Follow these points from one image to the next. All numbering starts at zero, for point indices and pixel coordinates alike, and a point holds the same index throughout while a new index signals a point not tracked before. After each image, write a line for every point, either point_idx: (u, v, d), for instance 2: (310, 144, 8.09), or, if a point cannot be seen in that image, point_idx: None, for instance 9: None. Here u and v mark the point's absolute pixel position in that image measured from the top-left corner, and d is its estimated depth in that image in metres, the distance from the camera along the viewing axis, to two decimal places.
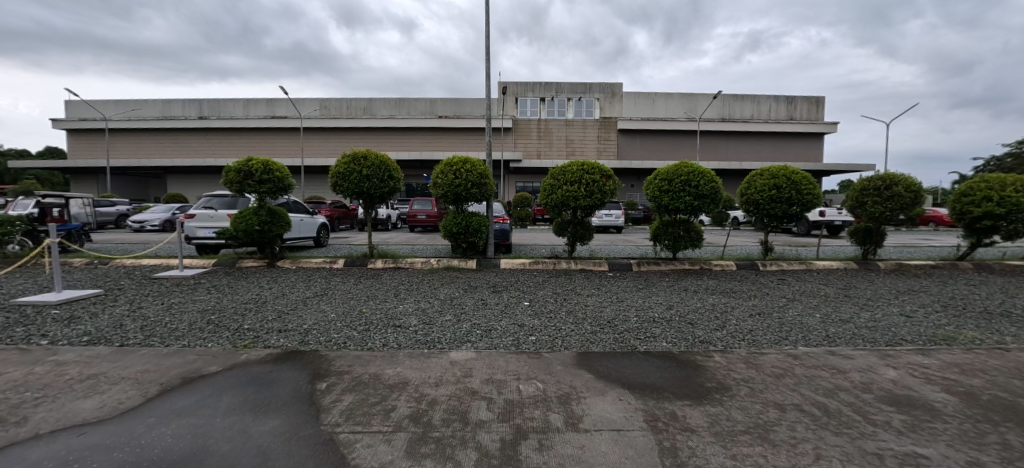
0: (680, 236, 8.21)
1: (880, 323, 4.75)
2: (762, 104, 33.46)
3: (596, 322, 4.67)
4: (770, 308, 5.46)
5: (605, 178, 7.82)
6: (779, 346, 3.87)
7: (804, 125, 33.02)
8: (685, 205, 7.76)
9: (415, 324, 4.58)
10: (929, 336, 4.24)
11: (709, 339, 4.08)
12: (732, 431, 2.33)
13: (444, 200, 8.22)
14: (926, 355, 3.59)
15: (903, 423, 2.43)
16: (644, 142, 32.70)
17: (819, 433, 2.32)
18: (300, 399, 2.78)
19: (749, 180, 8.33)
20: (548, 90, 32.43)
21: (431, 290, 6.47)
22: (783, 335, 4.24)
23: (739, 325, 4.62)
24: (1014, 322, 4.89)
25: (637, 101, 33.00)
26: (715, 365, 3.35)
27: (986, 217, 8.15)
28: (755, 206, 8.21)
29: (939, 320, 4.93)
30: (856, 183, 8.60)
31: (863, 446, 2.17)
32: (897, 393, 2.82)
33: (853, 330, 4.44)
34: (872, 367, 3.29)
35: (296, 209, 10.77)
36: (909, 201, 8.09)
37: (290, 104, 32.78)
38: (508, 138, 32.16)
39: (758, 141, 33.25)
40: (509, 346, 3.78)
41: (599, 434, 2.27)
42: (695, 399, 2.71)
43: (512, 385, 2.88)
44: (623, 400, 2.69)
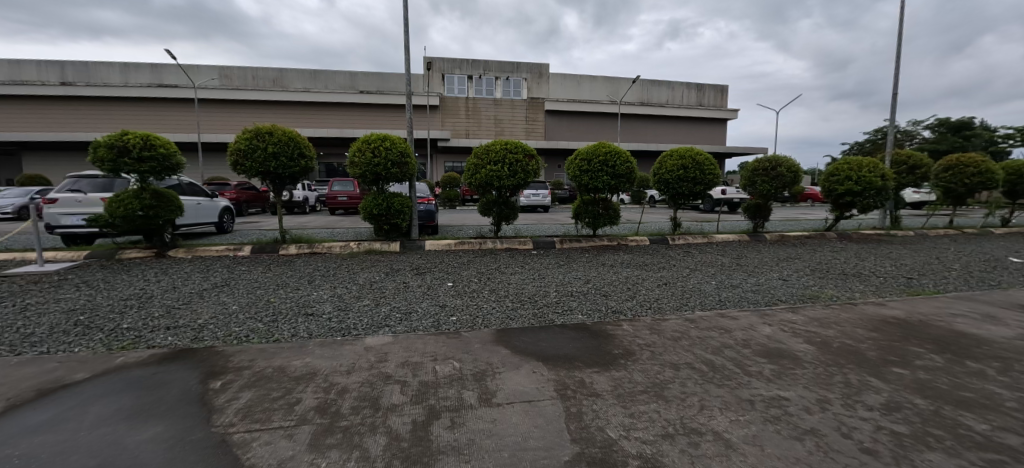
0: (599, 214, 8.60)
1: (761, 287, 5.43)
2: (677, 90, 35.83)
3: (518, 298, 4.80)
4: (675, 278, 5.98)
5: (527, 157, 7.88)
6: (679, 312, 4.27)
7: (711, 111, 35.97)
8: (603, 184, 8.13)
9: (330, 311, 4.35)
10: (798, 296, 4.94)
11: (620, 309, 4.40)
12: (633, 391, 2.53)
13: (363, 181, 7.80)
14: (795, 312, 4.17)
15: (772, 371, 2.81)
16: (570, 124, 33.61)
17: (705, 386, 2.59)
18: (190, 401, 2.52)
19: (660, 160, 8.93)
20: (476, 68, 31.82)
21: (349, 275, 6.15)
22: (684, 302, 4.68)
23: (647, 294, 5.03)
24: (861, 281, 5.86)
25: (563, 82, 33.62)
26: (623, 332, 3.61)
27: (847, 194, 9.59)
28: (665, 185, 8.86)
29: (808, 282, 5.75)
30: (750, 163, 9.63)
31: (739, 395, 2.48)
32: (770, 347, 3.25)
33: (741, 294, 5.04)
34: (752, 326, 3.75)
35: (192, 191, 9.59)
36: (790, 180, 9.23)
37: (181, 72, 28.69)
38: (436, 116, 31.20)
39: (673, 125, 35.68)
40: (428, 328, 3.75)
41: (511, 407, 2.34)
42: (603, 366, 2.90)
43: (428, 367, 2.86)
44: (537, 372, 2.79)
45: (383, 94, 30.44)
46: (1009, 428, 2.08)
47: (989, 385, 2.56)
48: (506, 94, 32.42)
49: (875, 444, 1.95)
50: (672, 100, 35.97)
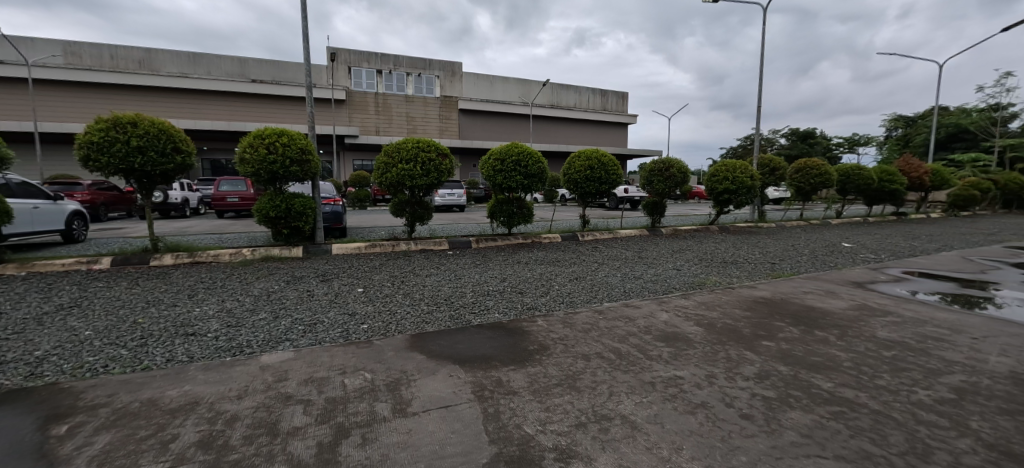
0: (513, 213, 8.75)
1: (659, 277, 5.97)
2: (583, 94, 37.93)
3: (433, 301, 4.68)
4: (585, 272, 6.32)
5: (441, 156, 7.73)
6: (588, 305, 4.52)
7: (614, 116, 38.73)
8: (516, 183, 8.30)
9: (217, 328, 3.83)
10: (689, 284, 5.52)
11: (534, 305, 4.51)
12: (548, 386, 2.60)
13: (256, 180, 7.01)
14: (687, 298, 4.65)
15: (669, 354, 3.09)
16: (484, 123, 33.82)
17: (613, 373, 2.76)
18: (21, 455, 2.03)
19: (569, 161, 9.37)
20: (385, 62, 30.46)
21: (242, 285, 5.49)
22: (592, 294, 4.96)
23: (560, 289, 5.24)
24: (737, 268, 6.74)
25: (477, 82, 33.70)
26: (538, 328, 3.71)
27: (725, 192, 10.98)
28: (574, 185, 9.31)
29: (696, 271, 6.46)
30: (647, 165, 10.55)
31: (643, 378, 2.68)
32: (667, 331, 3.57)
33: (642, 284, 5.48)
34: (652, 313, 4.10)
35: (25, 192, 7.81)
36: (681, 180, 10.30)
37: (6, 45, 23.24)
38: (342, 111, 29.25)
39: (580, 127, 37.73)
40: (336, 339, 3.48)
41: (427, 415, 2.26)
42: (519, 363, 2.95)
43: (335, 382, 2.65)
44: (454, 375, 2.74)
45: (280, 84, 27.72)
46: (845, 383, 2.53)
47: (831, 349, 3.09)
48: (418, 91, 31.55)
49: (752, 410, 2.23)
50: (579, 104, 38.01)
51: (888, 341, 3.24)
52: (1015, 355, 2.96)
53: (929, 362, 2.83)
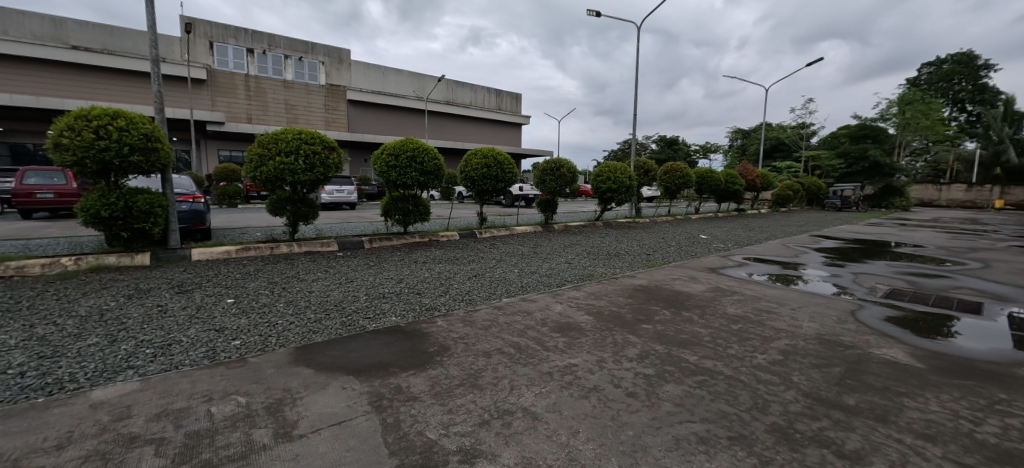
0: (409, 211, 8.44)
1: (553, 270, 6.31)
2: (478, 93, 38.25)
3: (321, 308, 4.29)
4: (483, 269, 6.39)
5: (327, 150, 7.12)
6: (488, 301, 4.57)
7: (509, 116, 39.83)
8: (412, 180, 8.03)
9: (22, 362, 2.99)
10: (579, 276, 5.93)
11: (433, 306, 4.41)
12: (450, 387, 2.56)
13: (80, 171, 5.66)
14: (578, 289, 4.99)
15: (564, 343, 3.27)
16: (376, 116, 32.10)
17: (513, 367, 2.83)
18: None
19: (465, 158, 9.37)
20: (258, 41, 26.93)
21: (61, 304, 4.38)
22: (491, 291, 5.03)
23: (459, 287, 5.21)
24: (619, 259, 7.45)
25: (367, 72, 31.79)
26: (437, 329, 3.63)
27: (608, 191, 12.06)
28: (471, 182, 9.33)
29: (585, 263, 6.98)
30: (541, 164, 11.07)
31: (541, 369, 2.79)
32: (562, 322, 3.78)
33: (537, 279, 5.74)
34: (548, 306, 4.30)
35: None
36: (570, 179, 11.02)
37: None
38: (202, 92, 25.17)
39: (476, 125, 38.01)
40: (199, 360, 2.98)
41: (317, 435, 2.05)
42: (419, 367, 2.85)
43: (199, 411, 2.26)
44: (347, 387, 2.54)
45: (114, 55, 22.76)
46: (706, 355, 2.94)
47: (695, 326, 3.58)
48: (299, 76, 28.57)
49: (636, 388, 2.47)
50: (475, 102, 38.26)
51: (735, 317, 3.86)
52: (818, 320, 3.77)
53: (764, 331, 3.45)
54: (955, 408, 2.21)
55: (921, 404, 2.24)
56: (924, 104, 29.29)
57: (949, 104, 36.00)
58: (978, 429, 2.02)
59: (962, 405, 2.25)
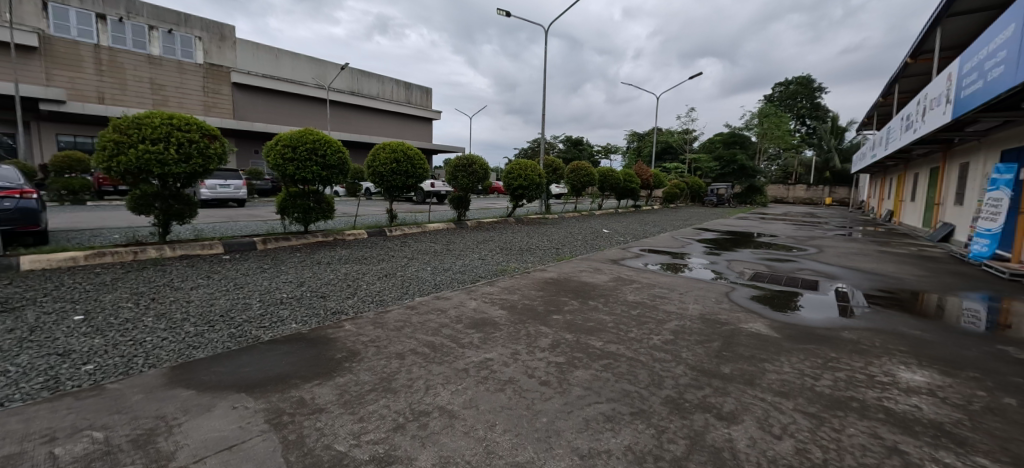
0: (310, 208, 7.76)
1: (466, 267, 6.30)
2: (385, 85, 36.54)
3: (204, 319, 3.76)
4: (394, 269, 6.14)
5: (208, 138, 6.25)
6: (400, 302, 4.41)
7: (419, 110, 38.72)
8: (312, 175, 7.40)
9: None
10: (493, 271, 6.00)
11: (340, 309, 4.13)
12: (360, 394, 2.42)
13: None
14: (492, 285, 5.06)
15: (479, 339, 3.28)
16: (268, 104, 29.00)
17: (428, 367, 2.77)
18: None
19: (373, 152, 8.91)
20: (111, 5, 22.42)
21: None
22: (403, 291, 4.85)
23: (369, 288, 4.95)
24: (531, 254, 7.70)
25: (256, 53, 28.52)
26: (345, 334, 3.41)
27: (520, 188, 12.38)
28: (380, 178, 8.90)
29: (499, 259, 7.09)
30: (452, 160, 10.96)
31: (457, 367, 2.77)
32: (476, 318, 3.79)
33: (451, 276, 5.68)
34: (462, 303, 4.29)
35: None
36: (483, 176, 11.09)
37: None
38: (31, 63, 20.43)
39: (384, 118, 36.30)
40: (36, 393, 2.43)
41: (202, 465, 1.80)
42: (325, 376, 2.65)
43: (37, 456, 1.84)
44: (239, 407, 2.27)
45: None
46: (610, 340, 3.17)
47: (600, 314, 3.84)
48: (169, 51, 24.42)
49: (548, 376, 2.57)
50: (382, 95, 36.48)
51: (635, 303, 4.23)
52: (701, 303, 4.29)
53: (658, 315, 3.83)
54: (802, 368, 2.68)
55: (777, 367, 2.68)
56: (777, 117, 34.80)
57: (794, 118, 43.24)
58: (818, 383, 2.47)
59: (807, 365, 2.73)
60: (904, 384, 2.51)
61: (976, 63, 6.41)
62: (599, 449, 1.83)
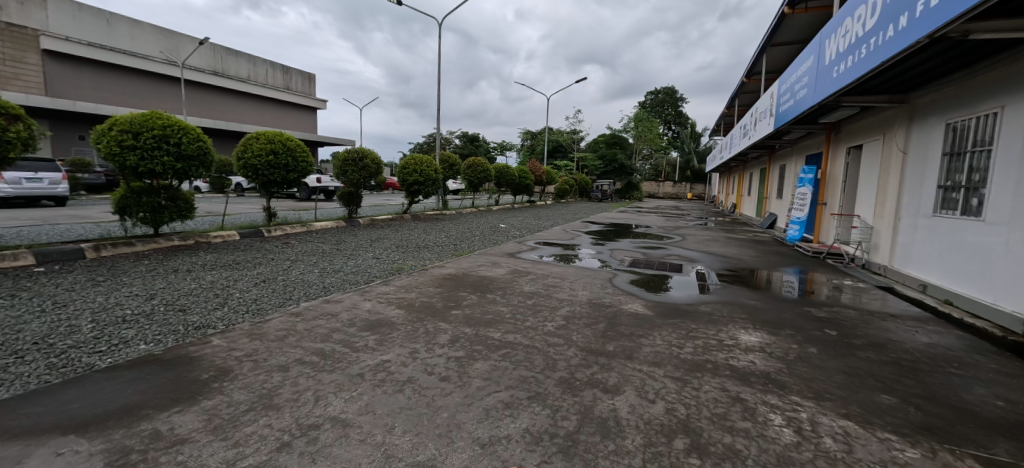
0: (161, 207, 6.55)
1: (359, 267, 5.94)
2: (258, 66, 32.22)
3: (6, 349, 2.95)
4: (274, 273, 5.52)
5: (8, 120, 4.90)
6: (281, 309, 3.98)
7: (300, 98, 35.17)
8: (163, 167, 6.26)
9: None
10: (388, 270, 5.76)
11: (206, 322, 3.59)
12: (235, 416, 2.14)
13: None
14: (388, 284, 4.85)
15: (375, 340, 3.12)
16: (98, 80, 23.69)
17: (317, 376, 2.55)
18: None
19: (243, 142, 7.85)
20: None
21: None
22: (285, 297, 4.38)
23: (242, 296, 4.38)
24: (429, 251, 7.56)
25: (77, 15, 23.05)
26: (213, 350, 2.97)
27: (415, 184, 12.04)
28: (254, 171, 7.89)
29: (394, 257, 6.83)
30: (340, 153, 10.20)
31: (351, 372, 2.60)
32: (371, 320, 3.60)
33: (342, 277, 5.31)
34: (355, 305, 4.03)
35: None
36: (375, 170, 10.53)
37: None
38: None
39: (256, 105, 32.17)
40: None
41: None
42: (188, 400, 2.28)
43: None
44: (66, 452, 1.83)
45: None
46: (508, 330, 3.28)
47: (498, 306, 3.94)
48: None
49: (448, 371, 2.56)
50: (254, 76, 32.11)
51: (530, 293, 4.42)
52: (590, 289, 4.66)
53: (552, 302, 4.06)
54: (670, 339, 3.09)
55: (651, 341, 3.04)
56: (649, 122, 39.18)
57: (663, 123, 49.10)
58: (682, 351, 2.87)
59: (675, 336, 3.16)
60: (744, 344, 3.05)
61: (789, 84, 8.00)
62: (498, 436, 1.88)
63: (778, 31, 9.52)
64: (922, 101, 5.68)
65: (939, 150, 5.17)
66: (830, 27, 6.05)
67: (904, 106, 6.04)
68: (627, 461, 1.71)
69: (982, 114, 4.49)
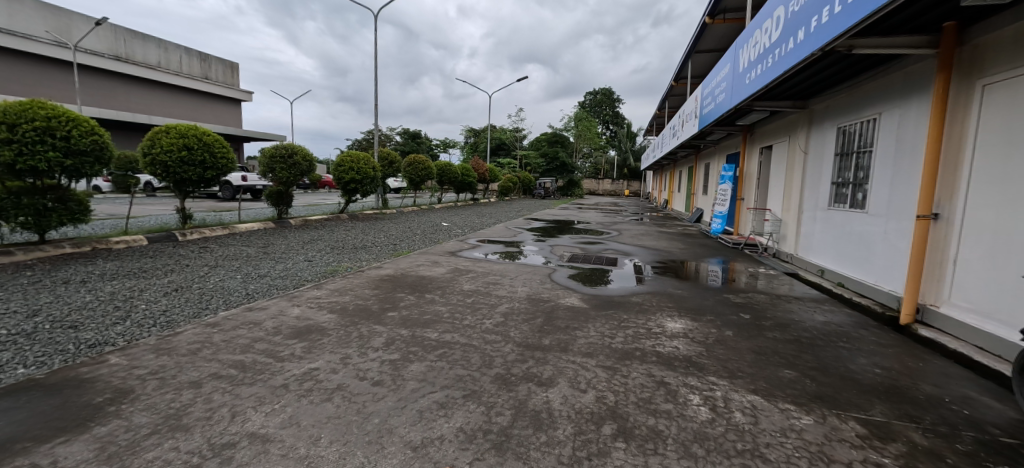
0: (47, 210, 5.70)
1: (288, 271, 5.58)
2: (170, 53, 29.08)
3: None
4: (189, 280, 5.02)
5: None
6: (196, 320, 3.63)
7: (221, 89, 32.27)
8: (48, 164, 5.45)
9: None
10: (321, 273, 5.46)
11: (104, 339, 3.18)
12: (135, 441, 1.92)
13: None
14: (319, 288, 4.60)
15: (302, 348, 2.95)
16: None
17: (234, 391, 2.36)
18: None
19: (149, 136, 7.04)
20: None
21: None
22: (200, 307, 3.99)
23: (149, 308, 3.94)
24: (366, 251, 7.28)
25: None
26: (110, 369, 2.64)
27: (352, 182, 11.51)
28: (165, 168, 7.11)
29: (328, 259, 6.49)
30: (267, 149, 9.49)
31: (274, 384, 2.43)
32: (300, 326, 3.40)
33: (268, 283, 4.95)
34: (282, 311, 3.78)
35: None
36: (306, 168, 9.92)
37: None
38: None
39: (169, 95, 29.06)
40: None
41: None
42: (76, 428, 2.01)
43: None
44: None
45: None
46: (446, 330, 3.23)
47: (437, 306, 3.88)
48: None
49: (382, 376, 2.48)
50: (165, 64, 28.84)
51: (470, 291, 4.40)
52: (529, 285, 4.73)
53: (491, 300, 4.07)
54: (603, 330, 3.22)
55: (585, 333, 3.15)
56: (588, 122, 40.50)
57: (601, 123, 50.98)
58: (613, 341, 3.00)
59: (607, 327, 3.29)
60: (669, 332, 3.25)
61: (710, 89, 8.62)
62: (431, 437, 1.85)
63: (701, 39, 10.23)
64: (819, 107, 6.37)
65: (833, 151, 5.82)
66: (743, 38, 6.59)
67: (805, 111, 6.74)
68: (557, 451, 1.76)
69: (865, 119, 5.13)
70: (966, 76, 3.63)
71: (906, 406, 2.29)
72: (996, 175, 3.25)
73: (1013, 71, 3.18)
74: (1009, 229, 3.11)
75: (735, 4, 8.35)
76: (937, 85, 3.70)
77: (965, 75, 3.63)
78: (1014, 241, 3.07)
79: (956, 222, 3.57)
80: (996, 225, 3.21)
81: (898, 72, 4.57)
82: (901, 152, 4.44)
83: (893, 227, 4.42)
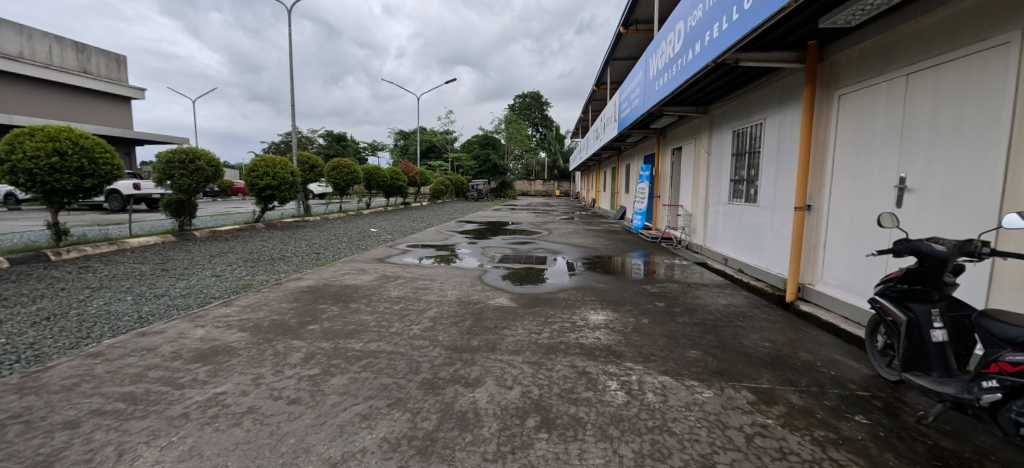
0: None
1: (192, 289, 5.03)
2: (35, 42, 24.77)
3: None
4: (64, 307, 4.33)
5: None
6: (74, 351, 3.16)
7: (105, 85, 28.15)
8: None
9: None
10: (231, 289, 5.00)
11: None
12: None
13: None
14: (229, 305, 4.21)
15: (208, 372, 2.69)
16: None
17: (123, 427, 2.09)
18: None
19: (6, 138, 5.97)
20: None
21: None
22: (79, 337, 3.46)
23: (10, 342, 3.34)
24: (285, 263, 6.79)
25: None
26: None
27: (267, 188, 10.65)
28: (30, 177, 6.09)
29: (241, 273, 5.96)
30: (162, 153, 8.47)
31: (172, 414, 2.19)
32: (204, 348, 3.10)
33: (167, 303, 4.44)
34: (182, 333, 3.41)
35: None
36: (212, 174, 9.03)
37: None
38: None
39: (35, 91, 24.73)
40: None
41: None
42: None
43: None
44: None
45: None
46: (371, 339, 3.13)
47: (363, 316, 3.73)
48: None
49: (299, 393, 2.34)
50: (29, 54, 24.44)
51: (398, 298, 4.29)
52: (460, 288, 4.71)
53: (420, 305, 4.01)
54: (530, 327, 3.31)
55: (512, 331, 3.23)
56: (519, 125, 41.21)
57: (531, 126, 52.12)
58: (540, 337, 3.10)
59: (534, 324, 3.40)
60: (591, 324, 3.43)
61: (627, 94, 9.19)
62: (352, 451, 1.79)
63: (617, 47, 10.88)
64: (717, 112, 7.06)
65: (730, 151, 6.49)
66: (651, 48, 7.13)
67: (707, 116, 7.44)
68: (481, 448, 1.79)
69: (754, 123, 5.78)
70: (827, 87, 4.24)
71: (787, 372, 2.64)
72: (851, 171, 3.83)
73: (859, 84, 3.78)
74: (862, 215, 3.69)
75: (645, 16, 9.00)
76: (806, 95, 4.29)
77: (827, 86, 4.24)
78: (866, 225, 3.64)
79: (825, 212, 4.15)
80: (852, 213, 3.80)
81: (776, 82, 5.22)
82: (782, 152, 5.07)
83: (778, 218, 5.04)
